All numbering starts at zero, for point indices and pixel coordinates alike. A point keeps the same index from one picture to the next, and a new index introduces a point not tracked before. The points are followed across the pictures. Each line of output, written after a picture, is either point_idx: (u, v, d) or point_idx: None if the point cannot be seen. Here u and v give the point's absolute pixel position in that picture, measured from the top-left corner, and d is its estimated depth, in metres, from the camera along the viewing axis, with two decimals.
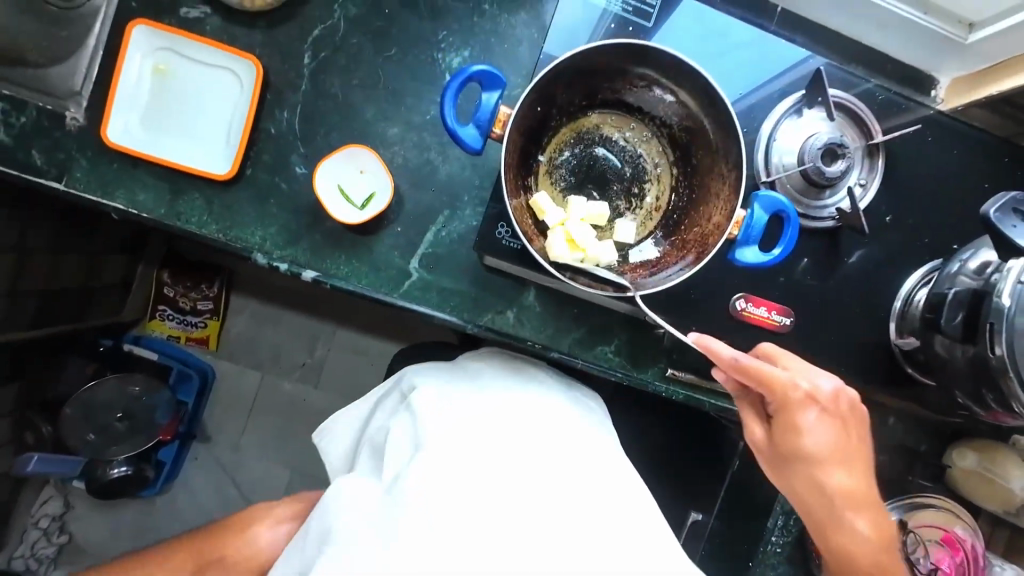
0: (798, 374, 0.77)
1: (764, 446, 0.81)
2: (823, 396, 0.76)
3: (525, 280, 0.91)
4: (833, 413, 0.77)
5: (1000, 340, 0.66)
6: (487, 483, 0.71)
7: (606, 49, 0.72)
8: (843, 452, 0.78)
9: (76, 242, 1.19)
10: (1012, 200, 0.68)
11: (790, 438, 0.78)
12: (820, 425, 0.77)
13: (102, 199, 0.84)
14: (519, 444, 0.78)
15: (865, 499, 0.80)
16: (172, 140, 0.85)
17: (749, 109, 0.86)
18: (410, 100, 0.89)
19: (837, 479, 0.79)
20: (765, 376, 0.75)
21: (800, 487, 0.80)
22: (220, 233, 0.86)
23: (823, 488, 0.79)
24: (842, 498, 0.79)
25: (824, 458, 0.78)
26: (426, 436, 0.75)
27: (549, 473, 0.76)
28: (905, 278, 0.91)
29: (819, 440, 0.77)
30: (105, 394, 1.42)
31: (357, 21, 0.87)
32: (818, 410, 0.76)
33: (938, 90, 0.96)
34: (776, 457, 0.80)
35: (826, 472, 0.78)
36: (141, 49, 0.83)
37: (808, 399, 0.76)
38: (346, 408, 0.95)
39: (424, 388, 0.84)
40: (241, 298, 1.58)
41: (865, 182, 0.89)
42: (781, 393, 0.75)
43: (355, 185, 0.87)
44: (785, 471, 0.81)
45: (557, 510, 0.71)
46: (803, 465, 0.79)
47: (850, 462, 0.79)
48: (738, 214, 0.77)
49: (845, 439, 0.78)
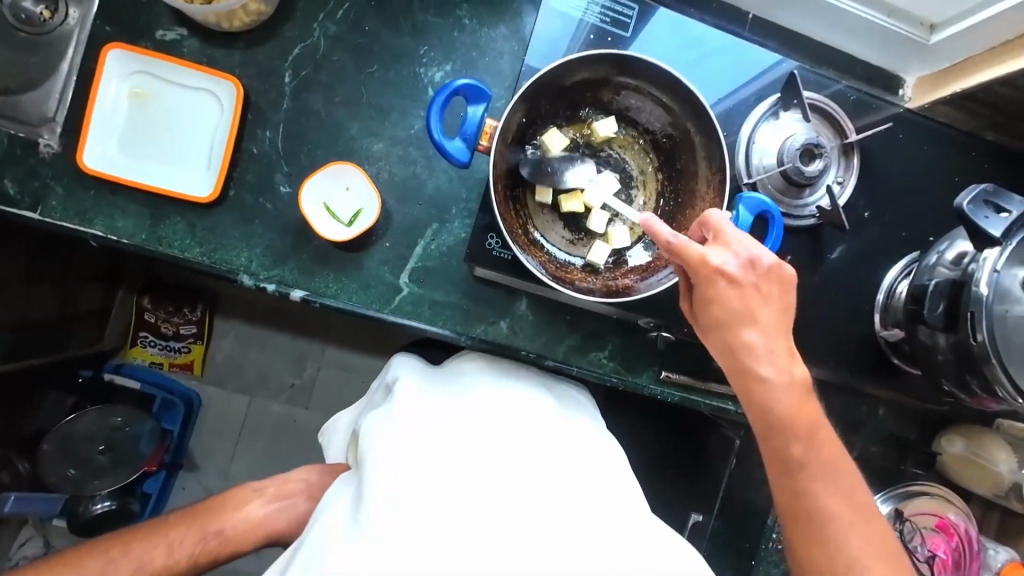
0: (724, 247, 0.69)
1: (694, 321, 0.73)
2: (741, 267, 0.68)
3: (517, 290, 0.91)
4: (751, 277, 0.68)
5: (980, 327, 0.69)
6: (471, 479, 0.69)
7: (585, 61, 0.74)
8: (766, 315, 0.68)
9: (49, 269, 1.15)
10: (983, 192, 0.70)
11: (705, 307, 0.70)
12: (733, 289, 0.67)
13: (80, 226, 0.82)
14: (502, 443, 0.77)
15: (801, 385, 0.69)
16: (152, 164, 0.83)
17: (728, 114, 0.89)
18: (394, 115, 0.89)
19: (764, 366, 0.68)
20: (682, 252, 0.68)
21: (728, 354, 0.70)
22: (204, 256, 0.85)
23: (758, 378, 0.69)
24: (759, 361, 0.68)
25: (744, 318, 0.68)
26: (406, 432, 0.73)
27: (536, 468, 0.74)
28: (886, 271, 0.93)
29: (732, 296, 0.68)
30: (85, 426, 1.38)
31: (339, 39, 0.87)
32: (736, 270, 0.67)
33: (906, 89, 1.00)
34: (704, 328, 0.71)
35: (741, 332, 0.68)
36: (117, 73, 0.82)
37: (725, 270, 0.67)
38: (346, 420, 0.97)
39: (403, 381, 0.85)
40: (226, 320, 1.55)
41: (842, 180, 0.92)
42: (705, 263, 0.67)
43: (341, 202, 0.86)
44: (711, 338, 0.71)
45: (546, 505, 0.68)
46: (725, 329, 0.69)
47: (780, 345, 0.69)
48: (724, 216, 0.78)
49: (768, 309, 0.68)
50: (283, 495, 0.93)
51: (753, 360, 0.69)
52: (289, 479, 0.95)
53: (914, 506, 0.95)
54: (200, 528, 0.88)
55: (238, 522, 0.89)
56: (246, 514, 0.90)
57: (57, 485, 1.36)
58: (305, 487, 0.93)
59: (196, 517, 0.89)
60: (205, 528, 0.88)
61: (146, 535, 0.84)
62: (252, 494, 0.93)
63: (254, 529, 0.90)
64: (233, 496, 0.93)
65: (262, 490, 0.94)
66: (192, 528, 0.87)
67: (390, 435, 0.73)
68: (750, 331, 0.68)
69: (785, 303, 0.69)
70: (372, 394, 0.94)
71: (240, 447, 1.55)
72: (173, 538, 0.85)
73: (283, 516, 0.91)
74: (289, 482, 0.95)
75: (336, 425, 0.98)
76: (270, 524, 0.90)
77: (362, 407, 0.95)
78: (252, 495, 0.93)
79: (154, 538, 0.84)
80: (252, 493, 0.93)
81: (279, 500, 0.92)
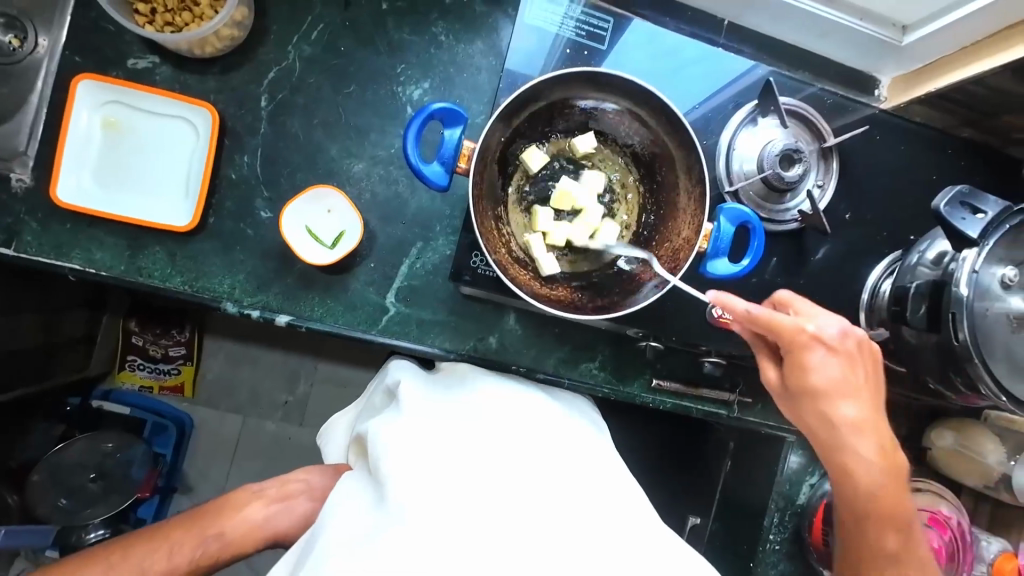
0: (807, 319, 0.71)
1: (777, 388, 0.75)
2: (830, 336, 0.70)
3: (505, 305, 0.91)
4: (850, 355, 0.71)
5: (962, 328, 0.69)
6: (479, 484, 0.68)
7: (562, 77, 0.75)
8: (852, 382, 0.71)
9: (33, 299, 1.12)
10: (959, 194, 0.71)
11: (801, 374, 0.71)
12: (839, 369, 0.71)
13: (57, 260, 0.81)
14: (510, 445, 0.75)
15: (897, 466, 0.73)
16: (128, 195, 0.82)
17: (706, 121, 0.89)
18: (374, 135, 0.88)
19: (862, 442, 0.72)
20: (772, 324, 0.71)
21: (813, 424, 0.73)
22: (185, 286, 0.84)
23: (851, 450, 0.72)
24: (855, 435, 0.72)
25: (840, 391, 0.71)
26: (414, 435, 0.72)
27: (544, 473, 0.73)
28: (870, 271, 0.94)
29: (833, 374, 0.71)
30: (74, 455, 1.36)
31: (314, 61, 0.87)
32: (833, 350, 0.71)
33: (881, 89, 1.01)
34: (789, 399, 0.74)
35: (835, 404, 0.71)
36: (88, 104, 0.81)
37: (814, 339, 0.70)
38: (345, 422, 0.94)
39: (406, 385, 0.82)
40: (215, 340, 1.53)
41: (822, 184, 0.93)
42: (791, 333, 0.70)
43: (323, 225, 0.86)
44: (795, 407, 0.74)
45: (555, 511, 0.68)
46: (817, 404, 0.72)
47: (872, 425, 0.72)
48: (706, 228, 0.79)
49: (868, 391, 0.72)
50: (284, 496, 0.89)
51: (856, 446, 0.72)
52: (290, 479, 0.91)
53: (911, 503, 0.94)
54: (199, 533, 0.83)
55: (237, 525, 0.85)
56: (244, 518, 0.86)
57: (48, 517, 1.31)
58: (306, 488, 0.89)
59: (195, 520, 0.85)
60: (205, 532, 0.84)
61: (144, 543, 0.80)
62: (251, 496, 0.89)
63: (254, 531, 0.86)
64: (233, 497, 0.89)
65: (262, 492, 0.90)
66: (191, 531, 0.83)
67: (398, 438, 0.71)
68: (844, 406, 0.71)
69: (873, 375, 0.73)
70: (373, 395, 0.91)
71: (234, 468, 1.52)
72: (171, 543, 0.81)
73: (284, 517, 0.87)
74: (290, 482, 0.90)
75: (334, 427, 0.96)
76: (272, 525, 0.87)
77: (364, 407, 0.93)
78: (251, 497, 0.89)
79: (153, 544, 0.80)
80: (251, 495, 0.89)
81: (280, 501, 0.88)
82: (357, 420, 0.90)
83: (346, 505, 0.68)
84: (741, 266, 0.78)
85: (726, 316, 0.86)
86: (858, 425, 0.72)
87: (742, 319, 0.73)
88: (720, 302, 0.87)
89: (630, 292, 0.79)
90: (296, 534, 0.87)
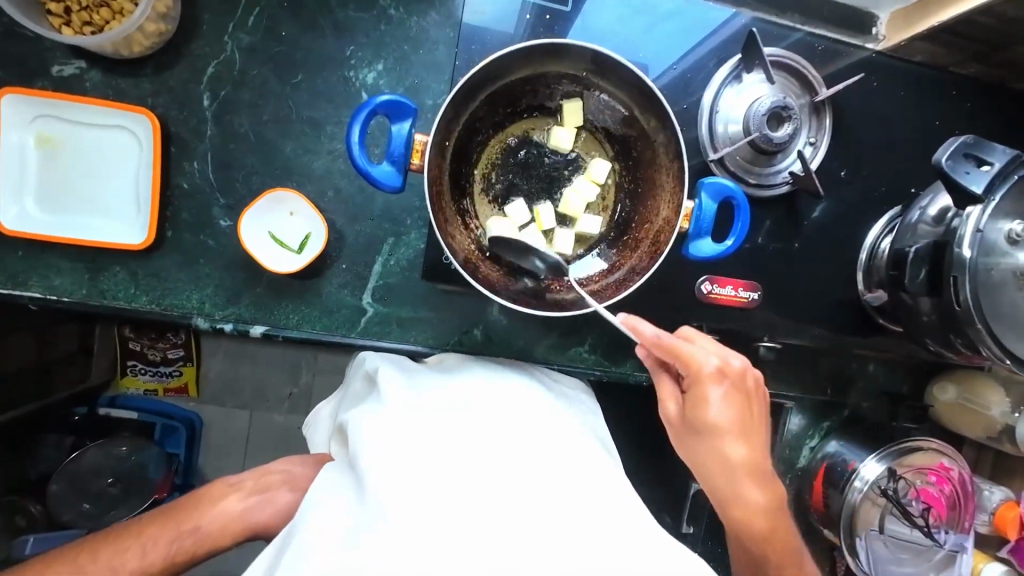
0: (716, 350, 0.71)
1: (677, 423, 0.73)
2: (731, 369, 0.70)
3: (487, 296, 0.87)
4: (739, 387, 0.70)
5: (963, 288, 0.65)
6: (474, 475, 0.61)
7: (522, 52, 0.69)
8: (746, 426, 0.71)
9: (20, 319, 1.05)
10: (963, 145, 0.65)
11: (697, 414, 0.71)
12: (729, 406, 0.70)
13: (15, 290, 0.77)
14: (503, 434, 0.68)
15: (777, 500, 0.74)
16: (77, 215, 0.78)
17: (684, 82, 0.83)
18: (331, 128, 0.82)
19: (749, 489, 0.72)
20: (672, 351, 0.69)
21: (709, 463, 0.73)
22: (153, 304, 0.80)
23: (747, 504, 0.72)
24: (744, 474, 0.72)
25: (729, 429, 0.70)
26: (397, 428, 0.65)
27: (542, 460, 0.66)
28: (868, 229, 0.89)
29: (727, 412, 0.70)
30: (91, 461, 1.29)
31: (256, 50, 0.80)
32: (723, 384, 0.70)
33: (880, 27, 0.90)
34: (684, 435, 0.73)
35: (730, 447, 0.71)
36: (17, 119, 0.75)
37: (717, 374, 0.69)
38: (328, 411, 0.87)
39: (389, 374, 0.75)
40: (212, 339, 1.42)
41: (815, 141, 0.86)
42: (695, 367, 0.69)
43: (287, 229, 0.81)
44: (690, 446, 0.73)
45: (566, 507, 0.61)
46: (711, 438, 0.71)
47: (762, 470, 0.72)
48: (688, 206, 0.74)
49: (757, 429, 0.72)
50: (263, 488, 0.80)
51: (738, 492, 0.72)
52: (270, 470, 0.82)
53: (910, 463, 0.91)
54: (174, 527, 0.75)
55: (214, 520, 0.77)
56: (223, 510, 0.78)
57: (72, 522, 1.25)
58: (287, 478, 0.80)
59: (167, 516, 0.77)
60: (180, 526, 0.76)
61: (113, 542, 0.72)
62: (227, 488, 0.81)
63: (232, 525, 0.77)
64: (207, 492, 0.81)
65: (238, 485, 0.81)
66: (166, 526, 0.75)
67: (383, 429, 0.65)
68: (729, 443, 0.71)
69: (763, 411, 0.73)
70: (352, 382, 0.83)
71: (247, 462, 1.46)
72: (143, 542, 0.73)
73: (266, 509, 0.78)
74: (269, 474, 0.82)
75: (318, 416, 0.88)
76: (251, 519, 0.77)
77: (343, 397, 0.84)
78: (227, 489, 0.81)
79: (123, 542, 0.73)
80: (227, 488, 0.81)
81: (258, 493, 0.79)
82: (338, 409, 0.82)
83: (328, 498, 0.60)
84: (724, 245, 0.75)
85: (716, 291, 0.85)
86: (740, 464, 0.72)
87: (650, 344, 0.70)
88: (710, 277, 0.85)
89: (621, 283, 0.74)
90: (281, 526, 0.78)
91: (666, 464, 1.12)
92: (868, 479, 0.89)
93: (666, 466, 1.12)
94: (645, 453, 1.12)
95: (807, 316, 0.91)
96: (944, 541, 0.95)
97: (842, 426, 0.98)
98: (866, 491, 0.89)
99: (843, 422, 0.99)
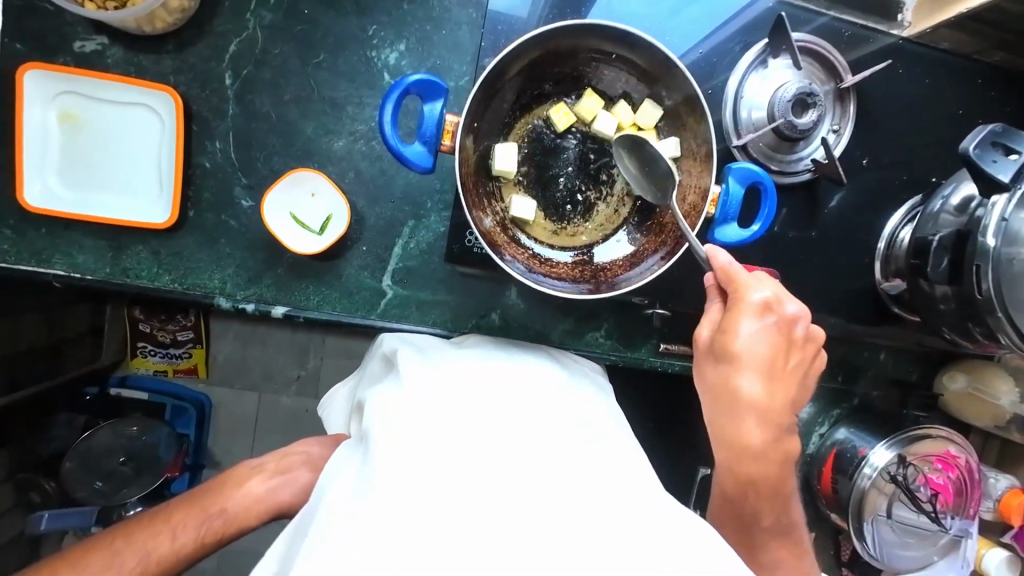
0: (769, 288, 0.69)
1: (704, 345, 0.70)
2: (781, 309, 0.67)
3: (506, 280, 0.87)
4: (781, 331, 0.67)
5: (986, 275, 0.65)
6: (489, 461, 0.60)
7: (550, 33, 0.69)
8: (774, 366, 0.67)
9: (37, 296, 1.05)
10: (991, 133, 0.65)
11: (730, 339, 0.67)
12: (762, 342, 0.67)
13: (40, 267, 0.77)
14: (512, 416, 0.68)
15: (782, 458, 0.70)
16: (100, 193, 0.78)
17: (709, 66, 0.83)
18: (352, 109, 0.82)
19: (757, 431, 0.68)
20: (732, 277, 0.69)
21: (718, 390, 0.69)
22: (175, 284, 0.81)
23: (746, 437, 0.68)
24: (759, 418, 0.68)
25: (757, 367, 0.67)
26: (413, 405, 0.66)
27: (559, 450, 0.64)
28: (887, 219, 0.89)
29: (757, 344, 0.67)
30: (103, 441, 1.28)
31: (278, 27, 0.79)
32: (762, 320, 0.67)
33: (905, 13, 0.87)
34: (705, 358, 0.70)
35: (750, 382, 0.67)
36: (38, 95, 0.75)
37: (764, 308, 0.67)
38: (345, 391, 0.87)
39: (408, 353, 0.75)
40: (223, 320, 1.43)
41: (838, 128, 0.86)
42: (741, 294, 0.67)
43: (308, 210, 0.81)
44: (707, 372, 0.70)
45: (569, 489, 0.59)
46: (731, 369, 0.68)
47: (775, 415, 0.68)
48: (715, 191, 0.76)
49: (781, 375, 0.68)
50: (284, 469, 0.82)
51: (742, 422, 0.68)
52: (289, 452, 0.84)
53: (918, 451, 0.92)
54: (200, 510, 0.77)
55: (239, 501, 0.78)
56: (246, 491, 0.79)
57: (88, 499, 1.25)
58: (307, 459, 0.83)
59: (193, 501, 0.79)
60: (207, 509, 0.78)
61: (143, 528, 0.74)
62: (249, 471, 0.82)
63: (256, 505, 0.78)
64: (231, 475, 0.82)
65: (261, 466, 0.83)
66: (192, 510, 0.77)
67: (398, 407, 0.65)
68: (749, 381, 0.67)
69: (800, 367, 0.69)
70: (370, 362, 0.84)
71: (256, 444, 1.47)
72: (172, 525, 0.75)
73: (287, 490, 0.80)
74: (289, 456, 0.84)
75: (335, 397, 0.89)
76: (276, 499, 0.79)
77: (361, 377, 0.85)
78: (250, 472, 0.82)
79: (154, 526, 0.74)
80: (250, 470, 0.82)
81: (281, 474, 0.81)
82: (355, 389, 0.83)
83: (341, 473, 0.61)
84: (750, 231, 0.75)
85: None
86: (754, 402, 0.67)
87: (718, 272, 0.70)
88: None
89: (648, 268, 0.75)
90: (302, 505, 0.80)
91: (676, 449, 1.13)
92: (879, 466, 0.90)
93: (676, 452, 1.13)
94: (656, 439, 1.13)
95: (824, 304, 0.91)
96: (950, 527, 0.96)
97: (851, 413, 0.99)
98: (875, 478, 0.90)
99: (853, 410, 1.00)
